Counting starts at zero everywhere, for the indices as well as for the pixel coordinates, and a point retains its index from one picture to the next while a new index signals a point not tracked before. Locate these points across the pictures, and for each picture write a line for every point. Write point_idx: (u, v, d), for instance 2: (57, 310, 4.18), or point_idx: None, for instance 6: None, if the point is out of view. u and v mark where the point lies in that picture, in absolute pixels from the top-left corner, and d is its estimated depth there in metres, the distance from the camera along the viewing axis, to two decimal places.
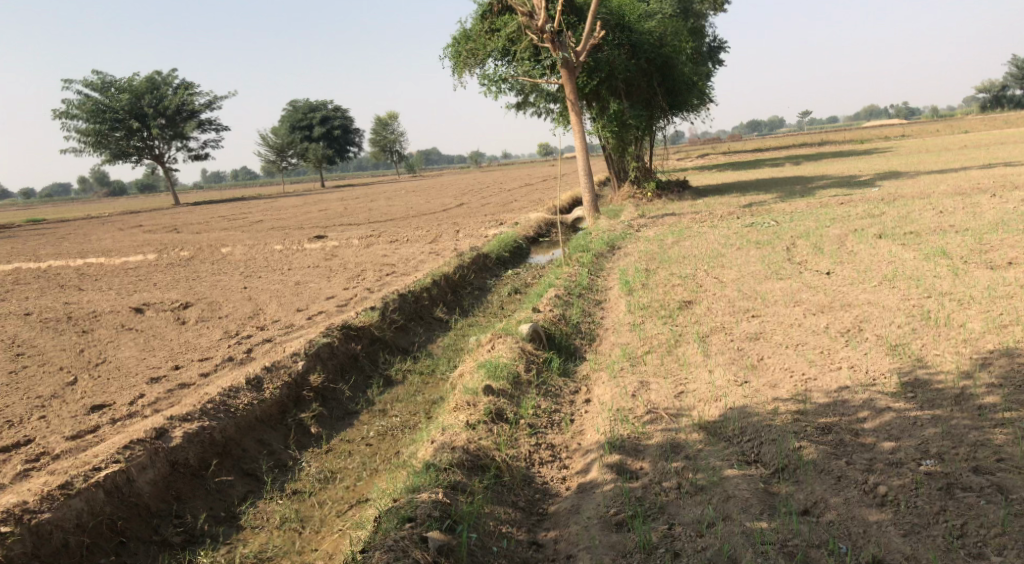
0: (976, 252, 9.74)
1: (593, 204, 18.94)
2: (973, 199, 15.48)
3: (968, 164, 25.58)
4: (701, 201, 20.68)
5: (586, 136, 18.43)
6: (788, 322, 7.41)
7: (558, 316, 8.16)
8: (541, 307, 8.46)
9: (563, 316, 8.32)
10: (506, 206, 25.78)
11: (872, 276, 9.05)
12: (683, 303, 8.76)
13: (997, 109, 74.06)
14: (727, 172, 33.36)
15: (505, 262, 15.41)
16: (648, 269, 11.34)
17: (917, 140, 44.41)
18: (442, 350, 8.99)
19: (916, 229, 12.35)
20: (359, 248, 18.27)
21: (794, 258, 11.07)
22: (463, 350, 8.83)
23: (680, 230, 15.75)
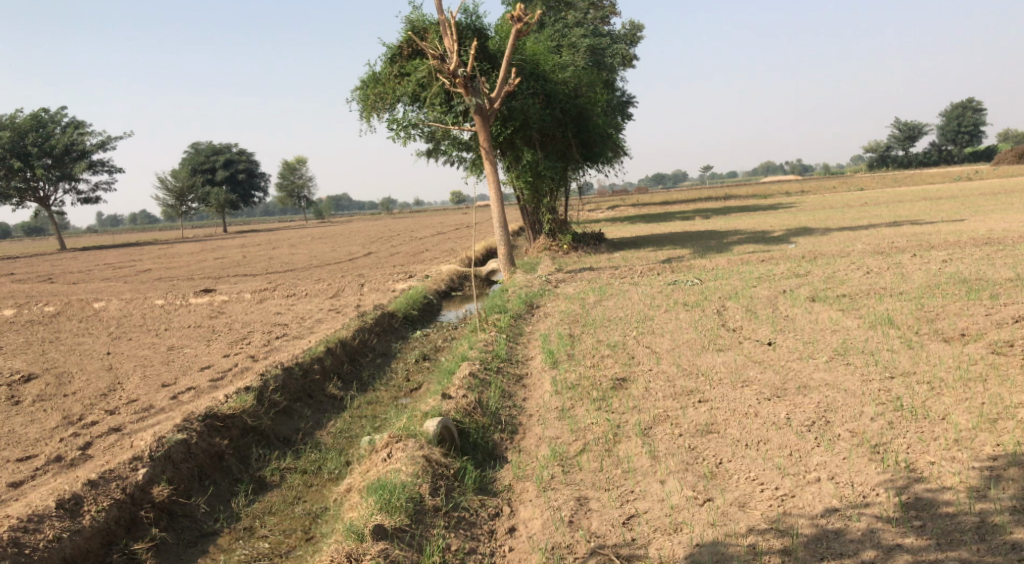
0: (922, 320, 9.04)
1: (509, 258, 17.82)
2: (893, 260, 15.18)
3: (874, 221, 26.00)
4: (619, 255, 19.92)
5: (501, 186, 17.38)
6: (742, 408, 6.34)
7: (474, 403, 6.83)
8: (454, 390, 7.12)
9: (480, 401, 6.97)
10: (415, 257, 24.36)
11: (820, 349, 8.14)
12: (616, 381, 7.57)
13: (884, 168, 78.37)
14: (640, 225, 33.04)
15: (412, 321, 13.99)
16: (572, 335, 10.17)
17: (817, 196, 45.90)
18: (333, 439, 7.48)
19: (848, 293, 11.73)
20: (250, 305, 16.42)
21: (728, 324, 10.16)
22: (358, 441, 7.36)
23: (600, 288, 14.75)
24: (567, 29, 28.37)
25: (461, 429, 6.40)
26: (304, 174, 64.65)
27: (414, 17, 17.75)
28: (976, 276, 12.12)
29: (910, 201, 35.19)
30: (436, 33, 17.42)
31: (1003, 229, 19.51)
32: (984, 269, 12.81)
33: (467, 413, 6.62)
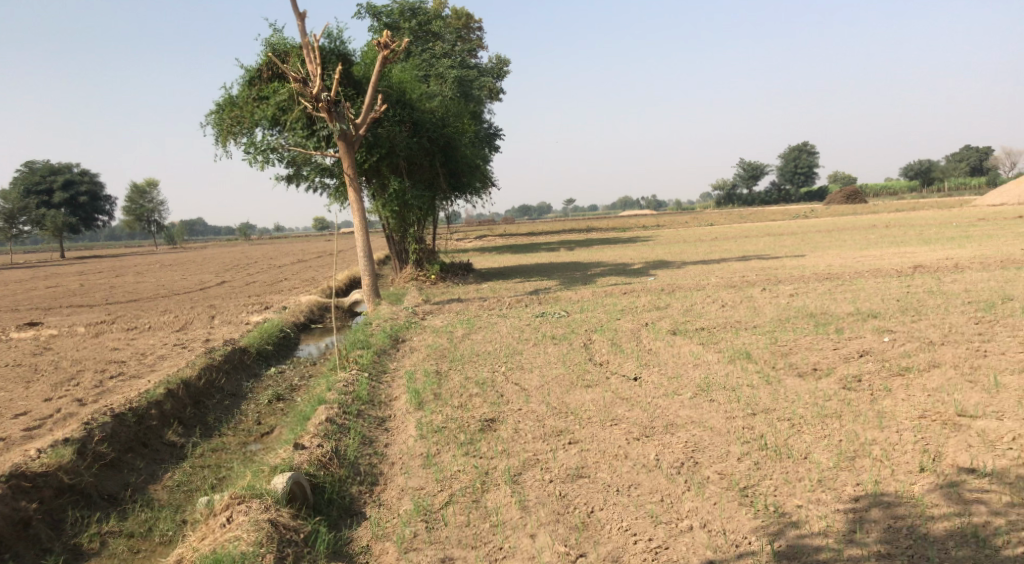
0: (776, 354, 9.36)
1: (373, 289, 17.19)
2: (746, 293, 15.92)
3: (725, 256, 27.46)
4: (487, 286, 19.78)
5: (365, 214, 16.79)
6: (612, 449, 6.16)
7: (331, 452, 6.27)
8: (308, 439, 6.52)
9: (337, 451, 6.44)
10: (273, 286, 23.14)
11: (684, 384, 8.18)
12: (483, 423, 7.24)
13: (732, 204, 83.74)
14: (506, 255, 33.23)
15: (267, 357, 13.08)
16: (438, 372, 9.77)
17: (673, 230, 48.13)
18: (169, 496, 6.66)
19: (707, 326, 12.07)
20: (83, 339, 14.84)
21: (595, 358, 10.12)
22: (199, 497, 6.59)
23: (467, 321, 14.46)
24: (434, 59, 28.30)
25: (314, 486, 5.84)
26: (153, 196, 60.63)
27: (275, 39, 16.98)
28: (820, 310, 12.86)
29: (755, 236, 37.63)
30: (298, 56, 16.74)
31: (839, 264, 21.07)
32: (827, 303, 13.62)
33: (321, 466, 6.06)
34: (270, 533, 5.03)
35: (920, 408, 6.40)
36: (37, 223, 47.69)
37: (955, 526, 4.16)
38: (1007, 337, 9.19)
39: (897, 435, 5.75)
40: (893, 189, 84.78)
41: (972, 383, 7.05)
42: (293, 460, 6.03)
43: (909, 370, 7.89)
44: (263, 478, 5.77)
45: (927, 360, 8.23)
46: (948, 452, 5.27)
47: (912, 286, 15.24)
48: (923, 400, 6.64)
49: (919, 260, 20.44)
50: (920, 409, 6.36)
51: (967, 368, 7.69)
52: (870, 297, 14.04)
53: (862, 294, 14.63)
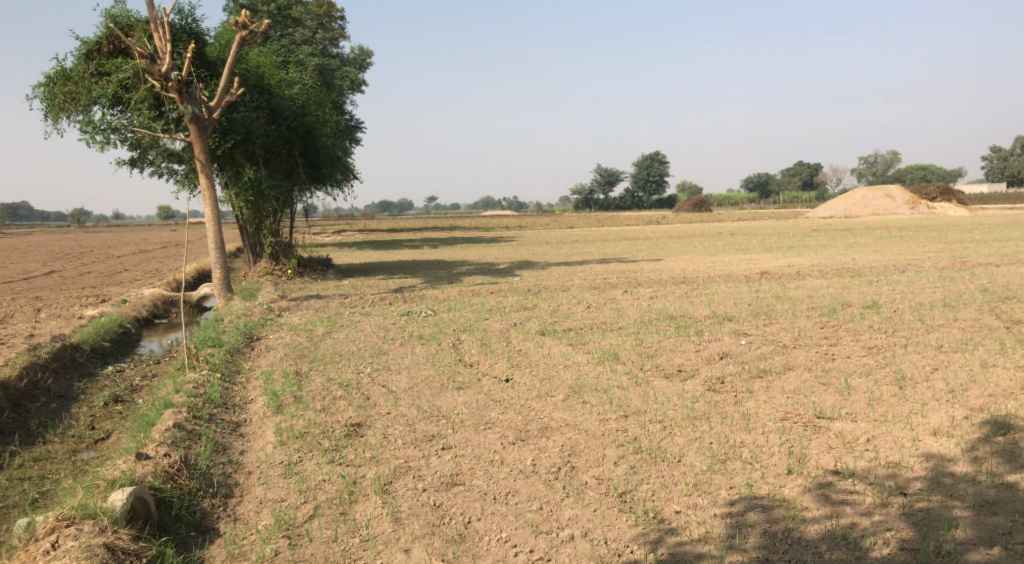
0: (643, 355, 9.55)
1: (225, 283, 16.09)
2: (608, 295, 16.30)
3: (585, 258, 28.18)
4: (349, 282, 19.09)
5: (218, 203, 15.67)
6: (487, 455, 5.95)
7: (179, 461, 5.64)
8: (151, 446, 5.84)
9: (185, 460, 5.81)
10: (110, 278, 21.20)
11: (556, 386, 8.14)
12: (349, 428, 6.81)
13: (589, 209, 86.39)
14: (367, 251, 32.37)
15: (101, 354, 11.85)
16: (298, 372, 9.18)
17: (534, 232, 48.90)
18: None
19: (574, 327, 12.18)
20: None
21: (465, 359, 9.90)
22: (15, 517, 5.73)
23: (329, 318, 13.82)
24: (295, 44, 27.06)
25: (158, 501, 5.20)
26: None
27: (117, 10, 15.50)
28: (679, 313, 13.34)
29: (613, 240, 38.97)
30: (144, 31, 15.36)
31: (693, 269, 22.10)
32: (685, 306, 14.16)
33: (167, 478, 5.41)
34: (106, 559, 4.41)
35: (781, 410, 6.67)
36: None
37: (827, 527, 4.29)
38: (849, 341, 9.88)
39: (763, 437, 5.93)
40: (735, 200, 90.76)
41: (824, 386, 7.46)
42: (134, 472, 5.36)
43: (767, 373, 8.27)
44: (95, 496, 5.07)
45: (782, 363, 8.66)
46: (812, 454, 5.48)
47: (759, 291, 16.19)
48: (783, 403, 6.93)
49: (764, 267, 21.85)
50: (781, 411, 6.63)
51: (818, 371, 8.15)
52: (724, 301, 14.76)
53: (715, 297, 15.37)
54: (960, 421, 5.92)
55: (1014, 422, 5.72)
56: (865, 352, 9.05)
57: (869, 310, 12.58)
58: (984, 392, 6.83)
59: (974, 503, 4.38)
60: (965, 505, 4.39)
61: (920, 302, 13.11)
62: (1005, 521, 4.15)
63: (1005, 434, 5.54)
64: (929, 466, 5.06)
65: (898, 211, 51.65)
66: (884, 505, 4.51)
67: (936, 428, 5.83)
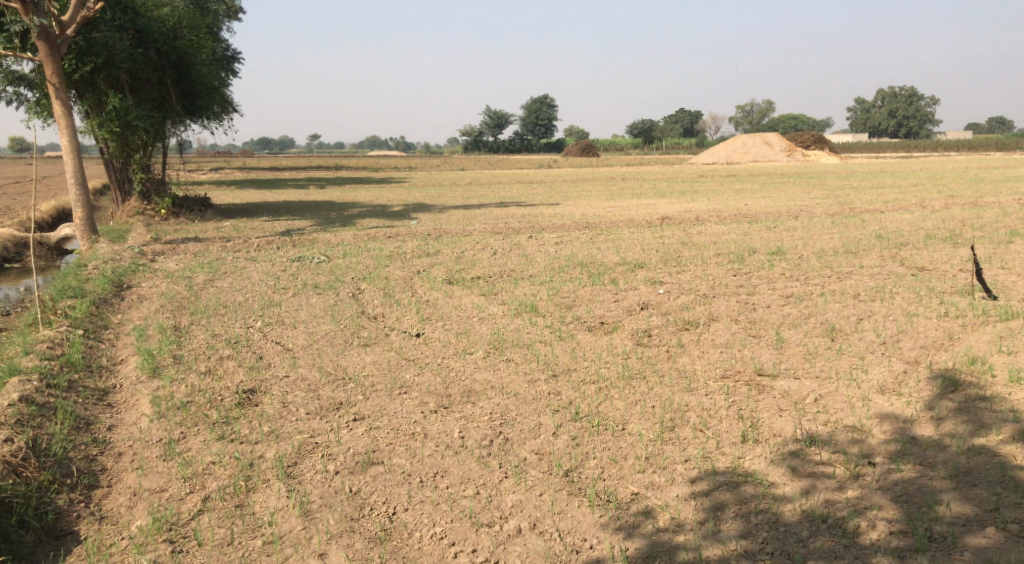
0: (561, 306, 8.99)
1: (89, 223, 14.23)
2: (512, 241, 15.67)
3: (481, 201, 27.38)
4: (230, 224, 17.50)
5: (76, 133, 13.74)
6: (406, 427, 5.21)
7: (25, 445, 4.54)
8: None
9: (35, 443, 4.72)
10: None
11: (473, 343, 7.44)
12: (241, 395, 5.86)
13: (477, 152, 85.03)
14: (248, 191, 30.17)
15: None
16: (177, 327, 8.02)
17: (424, 173, 47.58)
18: None
19: (483, 275, 11.51)
20: None
21: (368, 311, 9.03)
22: None
23: (209, 264, 12.45)
24: None
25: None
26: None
27: None
28: (588, 259, 12.88)
29: (506, 183, 38.27)
30: None
31: (593, 213, 21.85)
32: (594, 252, 13.75)
33: (8, 471, 4.32)
34: None
35: (719, 367, 6.28)
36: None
37: (805, 523, 3.78)
38: (766, 290, 9.70)
39: (708, 399, 5.49)
40: (621, 146, 91.97)
41: (755, 339, 7.15)
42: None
43: (694, 325, 7.88)
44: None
45: (706, 314, 8.31)
46: (764, 419, 5.08)
47: (663, 236, 16.00)
48: (719, 358, 6.55)
49: (662, 212, 21.83)
50: (719, 368, 6.23)
51: (745, 323, 7.86)
52: (631, 247, 14.44)
53: (622, 243, 15.04)
54: (902, 378, 5.71)
55: (960, 378, 5.54)
56: (786, 302, 8.87)
57: (775, 257, 12.55)
58: (915, 343, 6.68)
59: (950, 473, 4.07)
60: (941, 476, 4.07)
61: (822, 248, 13.22)
62: (988, 495, 3.86)
63: (954, 392, 5.34)
64: (889, 431, 4.76)
65: (776, 158, 53.67)
66: (857, 478, 4.14)
67: (882, 386, 5.58)
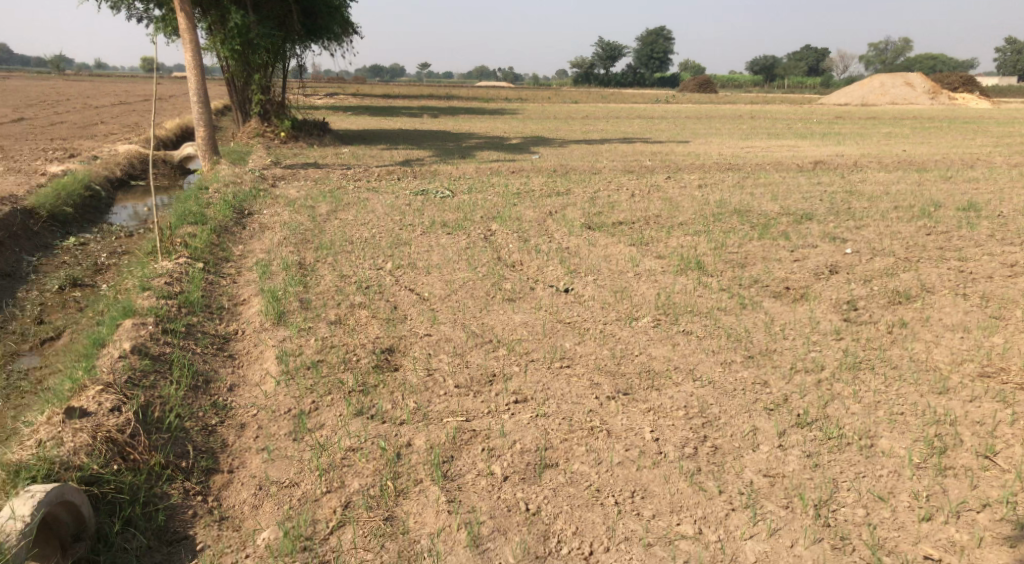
0: (731, 266, 7.67)
1: (210, 144, 13.79)
2: (649, 182, 14.25)
3: (603, 136, 25.76)
4: (349, 150, 16.84)
5: (200, 50, 13.15)
6: (581, 418, 4.20)
7: (134, 419, 3.74)
8: (92, 386, 3.93)
9: (147, 407, 3.94)
10: (82, 131, 18.85)
11: (638, 308, 6.29)
12: (378, 356, 4.98)
13: (589, 85, 82.04)
14: (364, 118, 29.57)
15: (62, 223, 9.83)
16: (303, 264, 7.24)
17: (537, 105, 45.82)
18: None
19: (627, 221, 10.29)
20: None
21: (506, 257, 8.03)
22: None
23: (332, 193, 11.73)
24: None
25: (91, 499, 3.36)
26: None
27: None
28: (744, 208, 11.37)
29: (625, 117, 36.18)
30: None
31: (729, 154, 20.00)
32: (748, 200, 12.21)
33: (113, 454, 3.54)
34: None
35: (970, 361, 4.92)
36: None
37: None
38: (980, 256, 8.05)
39: (977, 409, 4.18)
40: (741, 82, 86.67)
41: (1001, 323, 5.69)
42: (57, 442, 3.49)
43: (908, 299, 6.44)
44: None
45: (918, 284, 6.82)
46: None
47: (821, 184, 14.13)
48: (963, 348, 5.17)
49: (810, 155, 19.69)
50: (971, 363, 4.85)
51: (974, 299, 6.36)
52: (787, 195, 12.78)
53: (776, 190, 13.36)
54: None
55: None
56: (1014, 272, 7.25)
57: (970, 214, 10.68)
58: None
59: None
60: None
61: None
62: None
63: None
64: None
65: (918, 100, 48.77)
66: None
67: None
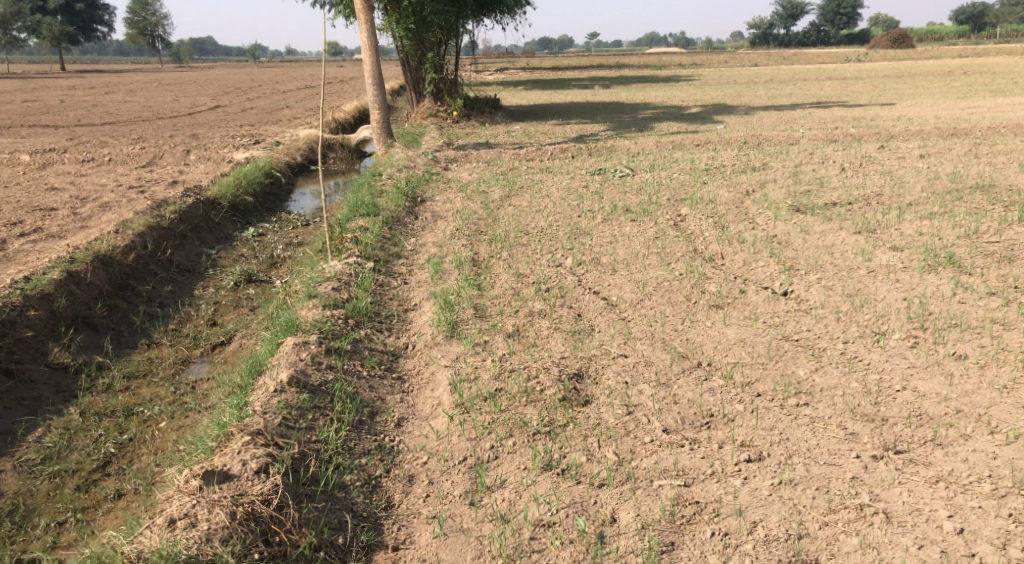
0: (995, 260, 6.09)
1: (384, 126, 13.61)
2: (858, 153, 12.38)
3: (793, 101, 23.35)
4: (521, 128, 16.17)
5: (375, 32, 12.91)
6: (843, 489, 3.18)
7: (281, 485, 3.26)
8: (236, 436, 3.49)
9: (298, 466, 3.44)
10: (269, 117, 19.57)
11: (884, 319, 4.97)
12: (567, 385, 4.13)
13: (767, 46, 76.59)
14: (535, 93, 28.88)
15: (243, 213, 9.87)
16: (476, 261, 6.56)
17: (713, 71, 42.97)
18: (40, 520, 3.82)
19: (843, 202, 8.75)
20: (24, 171, 11.58)
21: (703, 249, 6.91)
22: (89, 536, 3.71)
23: (505, 175, 11.08)
24: None
25: None
26: (157, 6, 53.15)
27: None
28: (988, 182, 9.41)
29: (814, 79, 32.95)
30: None
31: (951, 116, 17.24)
32: (990, 172, 10.14)
33: (253, 538, 3.07)
34: None
35: None
36: (34, 31, 40.64)
37: None
38: None
39: None
40: (945, 34, 77.29)
41: None
42: (191, 522, 3.06)
43: None
44: None
45: None
46: None
47: None
48: None
49: None
50: None
51: None
52: None
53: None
54: None
55: None
56: None
57: None
58: None
59: None
60: None
61: None
62: None
63: None
64: None
65: None
66: None
67: None
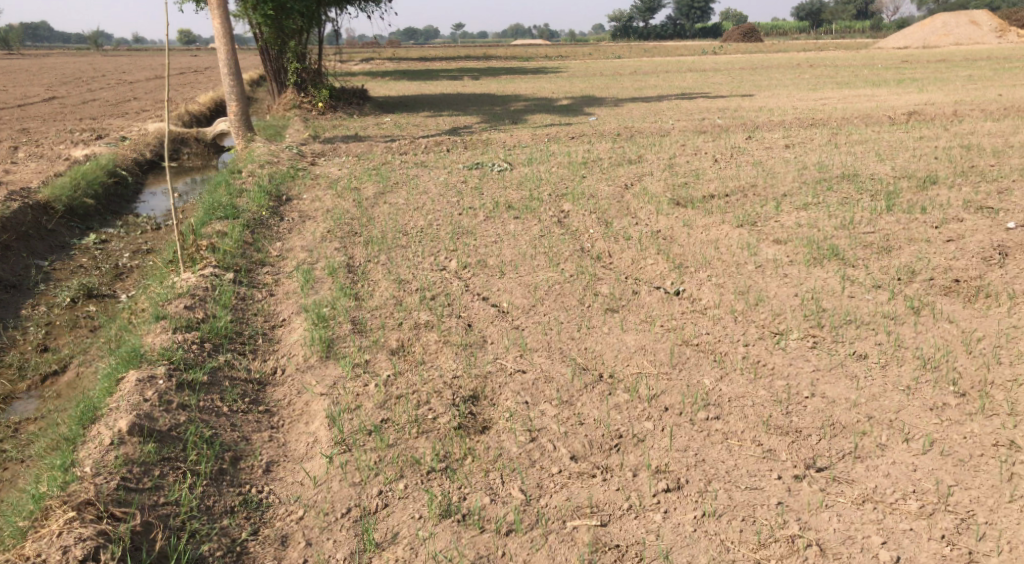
0: (873, 251, 6.18)
1: (244, 118, 12.57)
2: (728, 144, 12.61)
3: (659, 92, 23.83)
4: (392, 120, 15.50)
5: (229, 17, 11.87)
6: (773, 521, 2.99)
7: None
8: (58, 514, 2.91)
9: (140, 540, 2.95)
10: (113, 108, 17.82)
11: (780, 318, 4.85)
12: (462, 409, 3.72)
13: (629, 37, 78.73)
14: (404, 83, 28.04)
15: (82, 217, 8.75)
16: (352, 266, 6.00)
17: (579, 62, 43.46)
18: None
19: (721, 194, 8.78)
20: None
21: (591, 247, 6.66)
22: None
23: (378, 170, 10.48)
24: None
25: None
26: None
27: None
28: (851, 172, 9.74)
29: (676, 71, 33.93)
30: None
31: (806, 107, 18.04)
32: (851, 161, 10.53)
33: None
34: None
35: None
36: None
37: None
38: None
39: None
40: (789, 29, 82.26)
41: None
42: None
43: None
44: None
45: None
46: None
47: (928, 139, 12.31)
48: None
49: (897, 106, 17.58)
50: None
51: None
52: (895, 154, 11.04)
53: (879, 148, 11.61)
54: None
55: None
56: None
57: None
58: None
59: None
60: None
61: None
62: None
63: None
64: None
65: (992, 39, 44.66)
66: None
67: None
